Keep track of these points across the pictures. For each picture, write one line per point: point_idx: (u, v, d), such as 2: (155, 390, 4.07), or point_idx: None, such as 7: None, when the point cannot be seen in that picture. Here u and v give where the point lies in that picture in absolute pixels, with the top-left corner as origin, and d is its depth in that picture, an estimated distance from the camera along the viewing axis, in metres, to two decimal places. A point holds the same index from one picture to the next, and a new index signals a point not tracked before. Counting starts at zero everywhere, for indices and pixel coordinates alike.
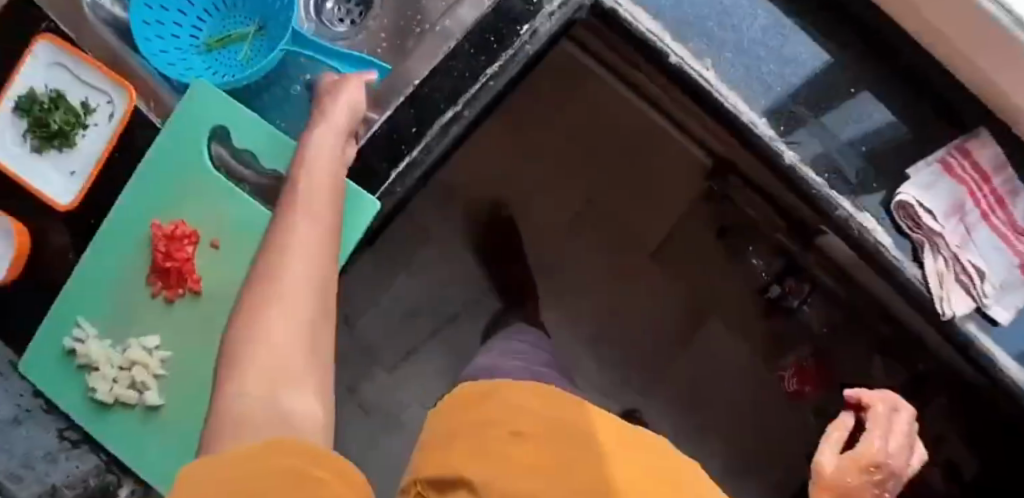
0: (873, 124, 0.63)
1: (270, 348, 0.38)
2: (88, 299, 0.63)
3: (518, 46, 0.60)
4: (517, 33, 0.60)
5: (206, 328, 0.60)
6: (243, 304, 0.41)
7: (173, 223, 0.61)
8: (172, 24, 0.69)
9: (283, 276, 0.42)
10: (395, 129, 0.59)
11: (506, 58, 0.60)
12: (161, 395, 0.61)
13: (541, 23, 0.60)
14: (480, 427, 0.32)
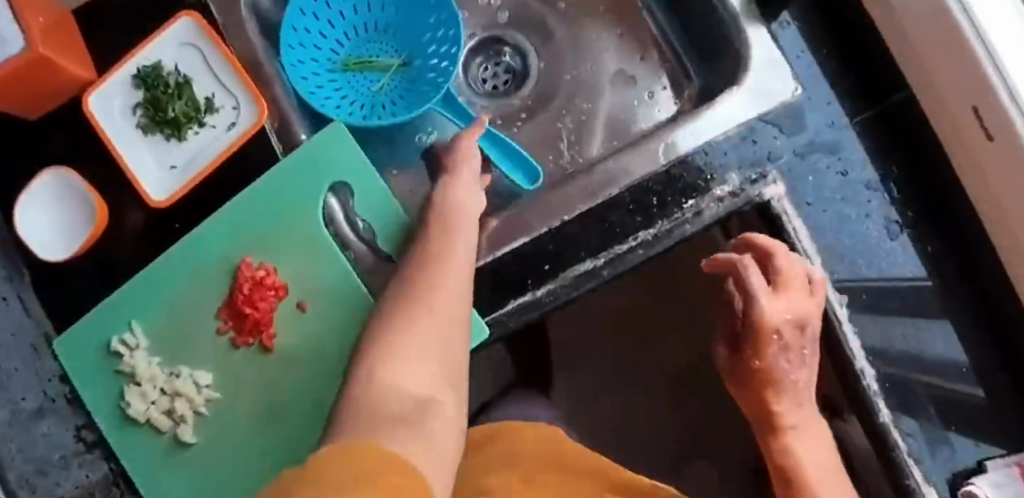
0: (947, 363, 0.58)
1: (408, 371, 0.46)
2: (149, 307, 0.59)
3: (676, 219, 0.58)
4: (680, 206, 0.58)
5: (263, 385, 0.57)
6: (382, 328, 0.50)
7: (262, 267, 0.57)
8: (313, 43, 0.64)
9: (418, 308, 0.50)
10: (526, 258, 0.57)
11: (663, 228, 0.58)
12: (195, 433, 0.58)
13: (708, 204, 0.58)
14: None
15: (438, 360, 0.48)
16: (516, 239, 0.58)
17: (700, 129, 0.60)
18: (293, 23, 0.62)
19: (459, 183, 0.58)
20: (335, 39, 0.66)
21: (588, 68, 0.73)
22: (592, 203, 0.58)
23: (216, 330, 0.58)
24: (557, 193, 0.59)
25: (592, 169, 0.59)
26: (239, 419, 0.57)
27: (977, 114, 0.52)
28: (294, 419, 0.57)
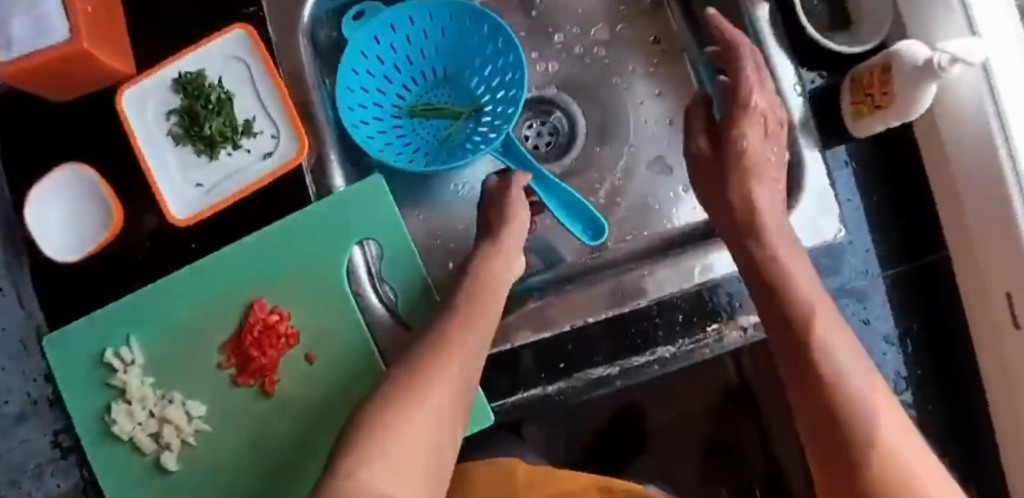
0: None
1: (401, 472, 0.42)
2: (152, 325, 0.57)
3: (699, 340, 0.58)
4: (704, 329, 0.58)
5: (258, 427, 0.56)
6: (386, 396, 0.45)
7: (276, 311, 0.57)
8: (376, 90, 0.64)
9: (430, 387, 0.46)
10: (544, 353, 0.58)
11: (683, 347, 0.58)
12: (178, 461, 0.56)
13: (732, 332, 0.58)
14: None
15: (433, 452, 0.44)
16: (538, 332, 0.58)
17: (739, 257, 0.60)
18: (353, 69, 0.61)
19: (497, 259, 0.56)
20: (398, 85, 0.65)
21: (631, 150, 0.68)
22: (619, 310, 0.58)
23: (217, 363, 0.57)
24: (587, 294, 0.59)
25: (626, 275, 0.60)
26: (228, 456, 0.56)
27: (1010, 300, 0.54)
28: (282, 468, 0.56)
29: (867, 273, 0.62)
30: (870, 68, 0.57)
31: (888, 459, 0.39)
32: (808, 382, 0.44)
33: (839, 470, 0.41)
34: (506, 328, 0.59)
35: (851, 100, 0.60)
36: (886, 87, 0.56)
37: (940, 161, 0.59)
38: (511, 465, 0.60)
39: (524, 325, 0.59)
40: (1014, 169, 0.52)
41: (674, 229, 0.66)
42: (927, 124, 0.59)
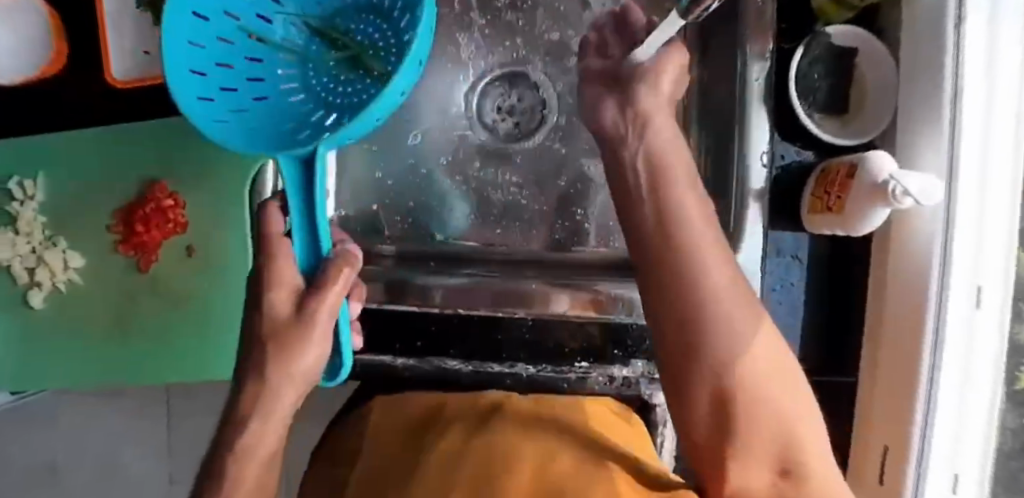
0: None
1: None
2: (63, 168, 0.58)
3: (560, 370, 0.56)
4: (571, 362, 0.57)
5: (127, 298, 0.59)
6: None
7: (173, 197, 0.57)
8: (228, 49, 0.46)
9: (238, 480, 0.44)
10: (407, 325, 0.56)
11: (543, 372, 0.56)
12: (44, 302, 0.58)
13: (597, 376, 0.56)
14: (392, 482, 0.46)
15: None
16: (408, 302, 0.56)
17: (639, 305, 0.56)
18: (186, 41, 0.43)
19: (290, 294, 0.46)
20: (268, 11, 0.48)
21: (583, 157, 0.63)
22: (494, 314, 0.56)
23: (106, 225, 0.58)
24: (471, 287, 0.56)
25: (517, 285, 0.56)
26: (94, 314, 0.59)
27: (884, 452, 0.51)
28: (141, 343, 0.59)
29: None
30: (839, 164, 0.53)
31: (809, 467, 0.38)
32: (721, 396, 0.38)
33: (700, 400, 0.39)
34: (377, 288, 0.56)
35: (812, 190, 0.55)
36: (842, 191, 0.51)
37: (879, 284, 0.54)
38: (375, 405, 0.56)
39: (392, 296, 0.56)
40: (935, 322, 0.47)
41: (599, 254, 0.62)
42: (880, 241, 0.54)
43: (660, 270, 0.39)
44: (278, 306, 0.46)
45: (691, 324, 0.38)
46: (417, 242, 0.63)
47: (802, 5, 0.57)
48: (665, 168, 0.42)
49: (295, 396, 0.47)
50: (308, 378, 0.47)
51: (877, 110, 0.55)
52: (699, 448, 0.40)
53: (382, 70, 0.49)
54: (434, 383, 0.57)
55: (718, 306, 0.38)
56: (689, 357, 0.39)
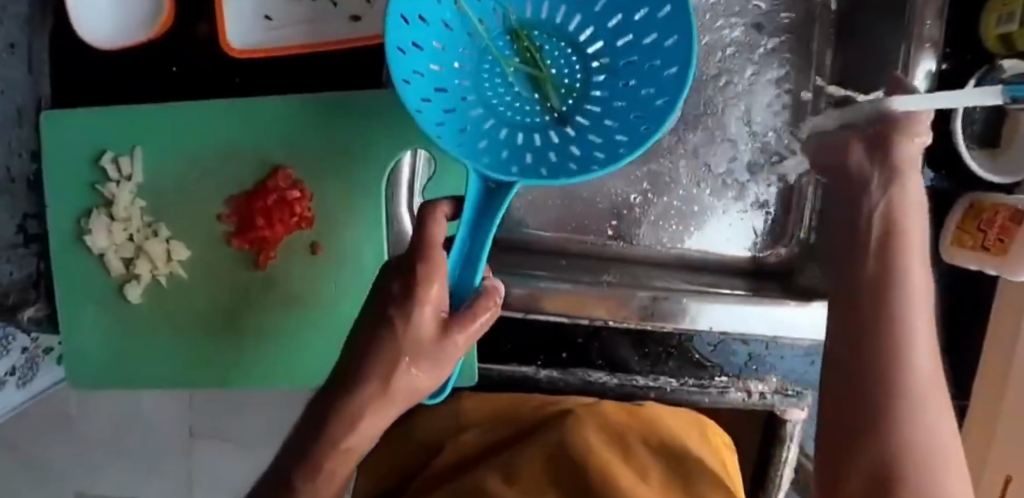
0: None
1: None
2: (167, 149, 0.51)
3: (700, 383, 0.56)
4: (712, 375, 0.57)
5: (238, 295, 0.53)
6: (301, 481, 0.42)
7: (298, 187, 0.51)
8: (436, 27, 0.44)
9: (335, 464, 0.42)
10: (552, 333, 0.56)
11: (685, 386, 0.56)
12: (141, 297, 0.52)
13: (736, 390, 0.56)
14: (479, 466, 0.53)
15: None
16: (550, 312, 0.54)
17: (791, 325, 0.55)
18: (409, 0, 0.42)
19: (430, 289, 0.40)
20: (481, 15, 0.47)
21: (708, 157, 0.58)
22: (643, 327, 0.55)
23: (217, 214, 0.52)
24: (613, 297, 0.53)
25: (663, 297, 0.54)
26: (196, 311, 0.53)
27: (1006, 483, 0.55)
28: (250, 342, 0.54)
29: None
30: (1000, 206, 0.53)
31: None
32: (880, 466, 0.36)
33: (862, 440, 0.37)
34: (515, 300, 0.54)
35: (957, 225, 0.56)
36: (1006, 234, 0.52)
37: (1007, 330, 0.56)
38: (458, 400, 0.58)
39: (533, 306, 0.54)
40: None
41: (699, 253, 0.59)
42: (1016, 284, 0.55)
43: (859, 317, 0.40)
44: (424, 324, 0.40)
45: (884, 376, 0.38)
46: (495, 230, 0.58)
47: (969, 34, 0.56)
48: (898, 224, 0.43)
49: (398, 406, 0.43)
50: (416, 394, 0.43)
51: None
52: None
53: (560, 106, 0.47)
54: (574, 390, 0.57)
55: (907, 374, 0.38)
56: (858, 410, 0.38)
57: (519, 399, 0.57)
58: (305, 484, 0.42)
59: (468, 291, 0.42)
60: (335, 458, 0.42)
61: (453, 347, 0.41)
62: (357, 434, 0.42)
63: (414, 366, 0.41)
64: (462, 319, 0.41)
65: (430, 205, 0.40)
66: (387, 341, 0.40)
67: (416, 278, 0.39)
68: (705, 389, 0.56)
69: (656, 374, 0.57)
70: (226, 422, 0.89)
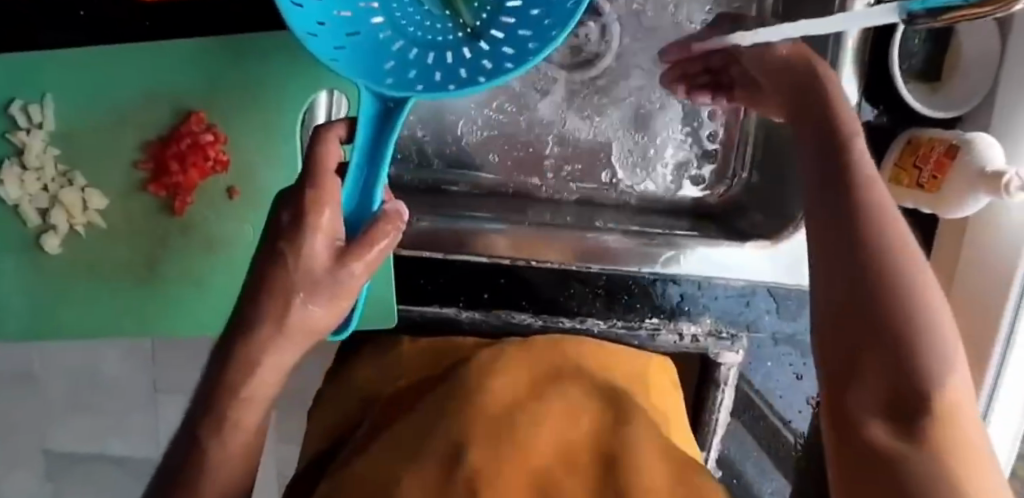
0: None
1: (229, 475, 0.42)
2: (77, 96, 0.50)
3: (630, 324, 0.59)
4: (643, 318, 0.59)
5: (157, 241, 0.53)
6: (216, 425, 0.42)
7: (211, 131, 0.51)
8: None
9: (245, 401, 0.43)
10: (482, 277, 0.58)
11: (613, 327, 0.59)
12: (61, 248, 0.52)
13: (667, 332, 0.59)
14: (420, 401, 0.53)
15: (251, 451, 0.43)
16: (474, 252, 0.58)
17: (715, 263, 0.58)
18: None
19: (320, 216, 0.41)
20: None
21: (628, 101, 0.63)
22: (567, 267, 0.58)
23: (132, 160, 0.51)
24: (537, 235, 0.60)
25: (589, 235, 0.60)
26: (116, 261, 0.53)
27: None
28: (168, 295, 0.54)
29: (800, 322, 0.60)
30: (936, 141, 0.52)
31: (951, 411, 0.29)
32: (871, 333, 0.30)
33: (871, 352, 0.30)
34: (446, 237, 0.59)
35: (896, 160, 0.54)
36: (939, 170, 0.50)
37: (948, 268, 0.55)
38: (398, 345, 0.59)
39: (466, 245, 0.58)
40: (1015, 310, 0.48)
41: (631, 193, 0.64)
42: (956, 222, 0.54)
43: (846, 231, 0.34)
44: (316, 252, 0.42)
45: (875, 271, 0.32)
46: (433, 174, 0.63)
47: None
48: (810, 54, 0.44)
49: (298, 345, 0.44)
50: (315, 330, 0.44)
51: (966, 88, 0.53)
52: (872, 481, 0.28)
53: (474, 23, 0.47)
54: (507, 333, 0.60)
55: (900, 271, 0.32)
56: (853, 311, 0.31)
57: (445, 344, 0.58)
58: (211, 440, 0.42)
59: (368, 213, 0.43)
60: (241, 408, 0.43)
61: (349, 275, 0.43)
62: (256, 382, 0.43)
63: (311, 298, 0.43)
64: (360, 245, 0.42)
65: (324, 127, 0.43)
66: (279, 277, 0.42)
67: (304, 201, 0.41)
68: (632, 328, 0.59)
69: (585, 318, 0.59)
70: (194, 372, 0.91)
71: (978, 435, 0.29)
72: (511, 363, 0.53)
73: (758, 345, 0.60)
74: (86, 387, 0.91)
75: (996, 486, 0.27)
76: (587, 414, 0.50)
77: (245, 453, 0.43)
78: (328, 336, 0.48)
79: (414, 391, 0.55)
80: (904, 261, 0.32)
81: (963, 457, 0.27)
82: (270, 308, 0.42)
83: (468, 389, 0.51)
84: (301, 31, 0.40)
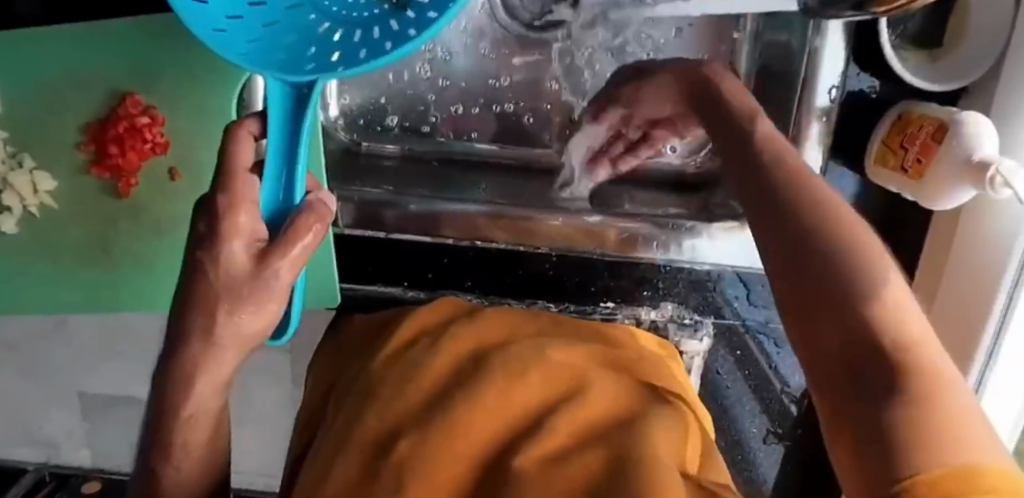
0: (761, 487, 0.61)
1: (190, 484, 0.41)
2: (17, 81, 0.51)
3: (585, 308, 0.59)
4: (597, 302, 0.58)
5: (110, 222, 0.53)
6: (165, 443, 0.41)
7: (149, 113, 0.50)
8: None
9: (193, 420, 0.41)
10: (430, 253, 0.58)
11: (566, 311, 0.59)
12: (19, 228, 0.54)
13: (623, 316, 0.58)
14: (354, 373, 0.46)
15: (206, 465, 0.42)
16: (418, 234, 0.57)
17: (675, 242, 0.56)
18: None
19: (237, 214, 0.37)
20: None
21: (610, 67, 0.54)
22: (514, 247, 0.57)
23: (75, 144, 0.52)
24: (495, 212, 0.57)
25: (554, 209, 0.57)
26: (71, 239, 0.54)
27: None
28: (117, 268, 0.55)
29: (772, 309, 0.57)
30: (927, 119, 0.45)
31: (907, 354, 0.26)
32: (824, 297, 0.29)
33: (826, 318, 0.28)
34: (394, 217, 0.57)
35: (883, 138, 0.48)
36: (925, 153, 0.44)
37: (936, 267, 0.49)
38: (349, 321, 0.55)
39: (428, 229, 0.57)
40: (997, 329, 0.43)
41: (613, 170, 0.57)
42: (947, 220, 0.48)
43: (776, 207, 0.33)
44: (233, 257, 0.37)
45: (816, 234, 0.30)
46: (393, 143, 0.58)
47: None
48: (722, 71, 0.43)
49: (235, 359, 0.40)
50: (250, 339, 0.39)
51: (972, 55, 0.45)
52: (854, 439, 0.26)
53: None
54: None
55: (844, 231, 0.30)
56: (803, 281, 0.30)
57: (392, 317, 0.51)
58: (163, 465, 0.41)
59: (291, 208, 0.39)
60: (185, 428, 0.41)
61: (276, 277, 0.38)
62: (198, 397, 0.40)
63: (237, 309, 0.38)
64: (282, 243, 0.37)
65: (234, 126, 0.39)
66: (200, 294, 0.38)
67: (218, 210, 0.37)
68: (587, 311, 0.58)
69: (536, 300, 0.59)
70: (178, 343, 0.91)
71: (957, 381, 0.26)
72: (467, 323, 0.47)
73: (728, 332, 0.58)
74: (55, 368, 0.79)
75: (981, 430, 0.24)
76: (547, 358, 0.43)
77: (200, 471, 0.42)
78: (269, 340, 0.43)
79: (354, 363, 0.49)
80: (845, 222, 0.31)
81: (934, 397, 0.24)
82: (196, 322, 0.38)
83: (407, 354, 0.45)
84: (204, 28, 0.37)
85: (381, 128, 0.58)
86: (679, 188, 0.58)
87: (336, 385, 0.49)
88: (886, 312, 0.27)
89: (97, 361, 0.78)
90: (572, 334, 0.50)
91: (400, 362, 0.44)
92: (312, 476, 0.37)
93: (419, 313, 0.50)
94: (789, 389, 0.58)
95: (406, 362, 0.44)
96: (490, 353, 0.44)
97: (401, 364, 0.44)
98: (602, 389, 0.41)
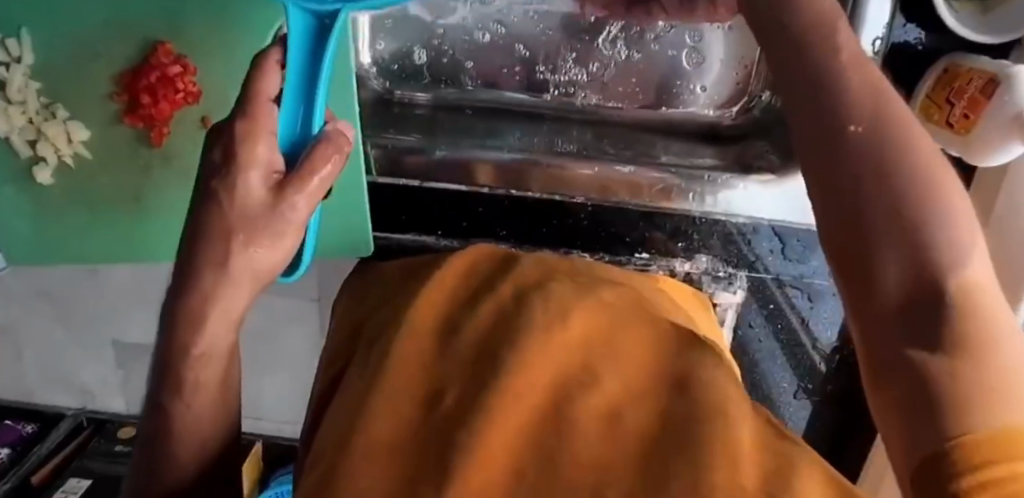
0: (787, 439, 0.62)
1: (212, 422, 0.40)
2: (48, 28, 0.50)
3: (618, 258, 0.57)
4: (632, 253, 0.57)
5: (142, 172, 0.54)
6: (179, 384, 0.39)
7: (179, 62, 0.50)
8: None
9: (212, 355, 0.39)
10: (462, 201, 0.56)
11: (600, 261, 0.58)
12: (54, 179, 0.54)
13: (658, 267, 0.57)
14: (388, 314, 0.47)
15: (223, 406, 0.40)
16: (455, 183, 0.57)
17: (709, 192, 0.55)
18: None
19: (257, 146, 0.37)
20: None
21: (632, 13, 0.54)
22: (550, 196, 0.56)
23: (108, 94, 0.52)
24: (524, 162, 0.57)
25: (590, 157, 0.57)
26: (102, 186, 0.54)
27: None
28: (136, 211, 0.55)
29: (806, 264, 0.56)
30: (976, 73, 0.43)
31: (976, 308, 0.23)
32: (888, 243, 0.24)
33: (890, 265, 0.24)
34: (424, 164, 0.57)
35: (928, 92, 0.46)
36: (971, 109, 0.42)
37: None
38: (378, 266, 0.55)
39: (461, 178, 0.56)
40: None
41: (642, 116, 0.57)
42: (990, 182, 0.47)
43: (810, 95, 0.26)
44: (250, 189, 0.38)
45: (879, 161, 0.24)
46: (423, 88, 0.58)
47: None
48: None
49: (250, 294, 0.40)
50: (260, 274, 0.39)
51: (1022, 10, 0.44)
52: (895, 388, 0.23)
53: None
54: None
55: (909, 157, 0.24)
56: (860, 218, 0.24)
57: (420, 261, 0.52)
58: (174, 399, 0.39)
59: (308, 140, 0.39)
60: (195, 365, 0.39)
61: (293, 210, 0.38)
62: (209, 338, 0.39)
63: (253, 242, 0.38)
64: (297, 176, 0.38)
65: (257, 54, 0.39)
66: (213, 222, 0.38)
67: (239, 137, 0.37)
68: (622, 262, 0.57)
69: (569, 252, 0.58)
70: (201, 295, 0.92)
71: (1008, 323, 0.23)
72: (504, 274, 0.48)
73: (761, 286, 0.57)
74: (93, 316, 0.81)
75: None
76: (581, 305, 0.43)
77: (216, 411, 0.40)
78: (279, 278, 0.43)
79: (387, 304, 0.49)
80: (910, 142, 0.25)
81: (983, 353, 0.22)
82: (210, 255, 0.38)
83: (442, 305, 0.45)
84: None
85: (410, 76, 0.58)
86: (715, 140, 0.58)
87: (366, 326, 0.49)
88: (955, 258, 0.23)
89: (125, 308, 0.80)
90: (612, 276, 0.50)
91: (441, 311, 0.45)
92: (349, 408, 0.37)
93: (457, 260, 0.50)
94: (820, 346, 0.58)
95: (449, 314, 0.44)
96: (526, 298, 0.44)
97: (438, 315, 0.44)
98: (636, 340, 0.42)
